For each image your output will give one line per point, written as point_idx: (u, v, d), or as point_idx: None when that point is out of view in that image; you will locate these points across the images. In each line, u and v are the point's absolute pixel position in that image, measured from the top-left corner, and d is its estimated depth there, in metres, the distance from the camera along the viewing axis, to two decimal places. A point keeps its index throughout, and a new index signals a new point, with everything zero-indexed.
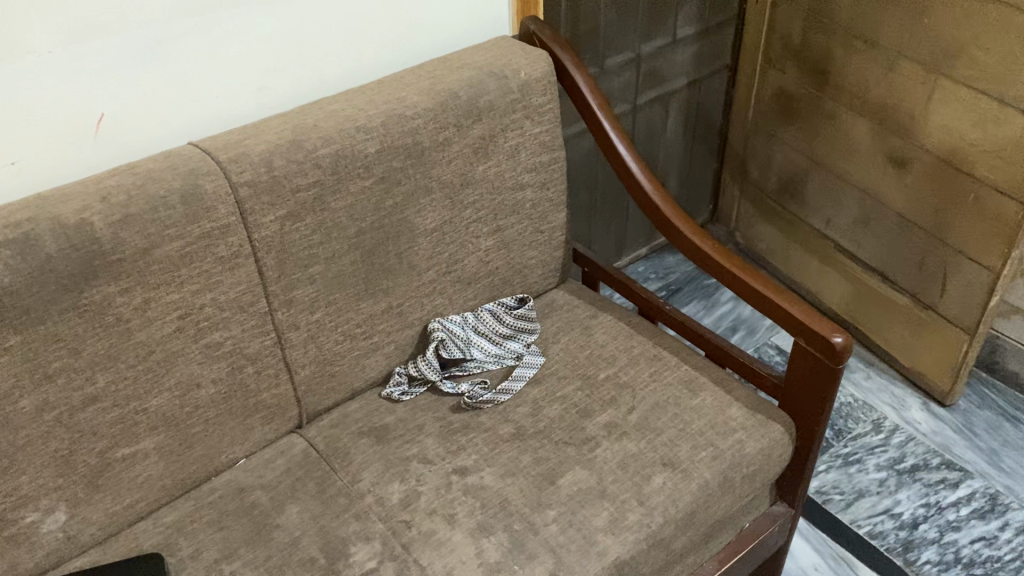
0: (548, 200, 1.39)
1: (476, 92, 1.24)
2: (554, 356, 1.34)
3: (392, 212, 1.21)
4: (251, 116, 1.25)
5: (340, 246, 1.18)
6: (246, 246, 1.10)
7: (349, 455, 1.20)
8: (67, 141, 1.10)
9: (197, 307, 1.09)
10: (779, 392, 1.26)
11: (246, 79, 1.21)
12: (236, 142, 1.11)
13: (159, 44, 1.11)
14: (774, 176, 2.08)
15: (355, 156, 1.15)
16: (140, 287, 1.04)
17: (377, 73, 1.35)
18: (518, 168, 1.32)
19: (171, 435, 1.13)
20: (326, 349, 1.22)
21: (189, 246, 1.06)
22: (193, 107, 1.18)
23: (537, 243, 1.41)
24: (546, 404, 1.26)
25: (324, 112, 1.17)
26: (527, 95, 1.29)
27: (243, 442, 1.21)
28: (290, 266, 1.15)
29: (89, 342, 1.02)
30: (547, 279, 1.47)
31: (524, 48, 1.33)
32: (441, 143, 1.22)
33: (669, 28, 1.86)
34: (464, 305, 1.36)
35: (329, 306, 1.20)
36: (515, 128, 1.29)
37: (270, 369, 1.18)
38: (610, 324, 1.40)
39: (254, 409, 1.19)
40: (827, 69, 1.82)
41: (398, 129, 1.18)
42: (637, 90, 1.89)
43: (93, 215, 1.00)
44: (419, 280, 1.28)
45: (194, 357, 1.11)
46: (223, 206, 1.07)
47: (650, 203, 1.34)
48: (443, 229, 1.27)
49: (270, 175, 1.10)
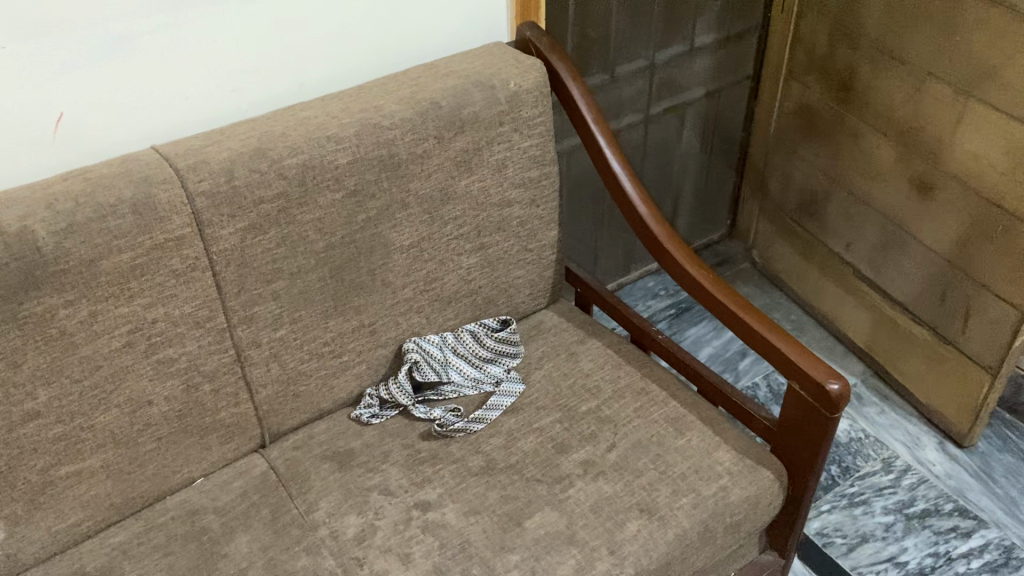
0: (537, 218, 1.31)
1: (460, 102, 1.17)
2: (535, 384, 1.27)
3: (365, 228, 1.14)
4: (225, 119, 1.19)
5: (308, 261, 1.12)
6: (203, 259, 1.04)
7: (308, 481, 1.14)
8: (25, 141, 1.05)
9: (149, 322, 1.03)
10: (771, 436, 1.18)
11: (220, 81, 1.15)
12: (197, 149, 1.05)
13: (123, 42, 1.05)
14: (794, 194, 1.98)
15: (325, 166, 1.08)
16: (86, 300, 0.98)
17: (364, 76, 1.28)
18: (505, 183, 1.25)
19: (120, 453, 1.08)
20: (290, 367, 1.16)
21: (140, 258, 1.00)
22: (162, 109, 1.13)
23: (524, 262, 1.33)
24: (521, 436, 1.19)
25: (294, 120, 1.11)
26: (515, 106, 1.21)
27: (200, 462, 1.15)
28: (251, 280, 1.08)
29: (29, 356, 0.97)
30: (535, 299, 1.39)
31: (516, 57, 1.25)
32: (419, 155, 1.15)
33: (686, 35, 1.77)
34: (443, 325, 1.29)
35: (294, 323, 1.14)
36: (502, 141, 1.22)
37: (229, 387, 1.12)
38: (598, 352, 1.32)
39: (211, 428, 1.14)
40: (852, 85, 1.72)
41: (373, 140, 1.11)
42: (650, 99, 1.81)
43: (37, 222, 0.95)
44: (394, 298, 1.21)
45: (144, 374, 1.05)
46: (178, 217, 1.01)
47: (644, 225, 1.26)
48: (421, 246, 1.21)
49: (230, 185, 1.03)
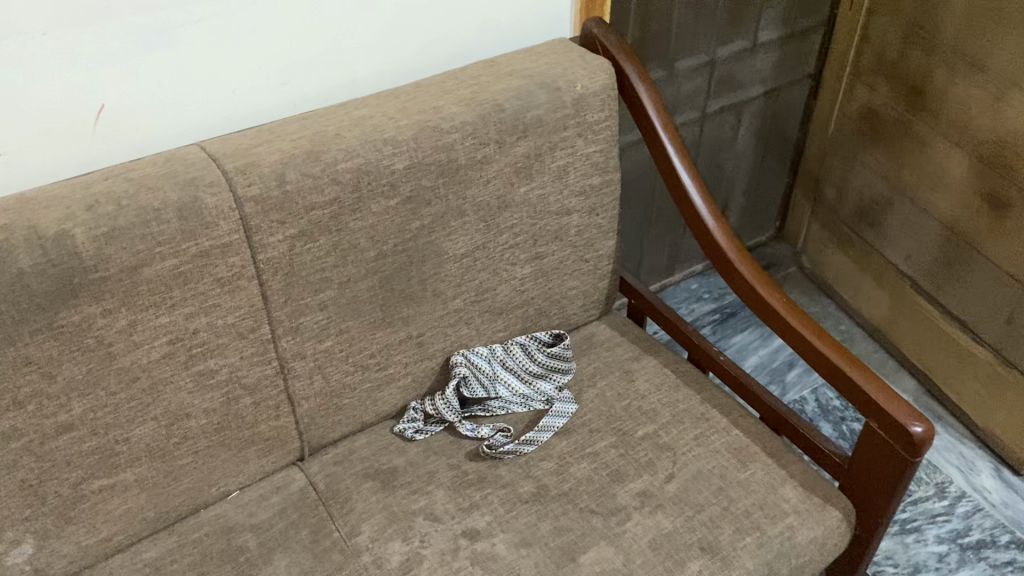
0: (596, 227, 1.24)
1: (524, 105, 1.09)
2: (588, 405, 1.20)
3: (418, 235, 1.08)
4: (272, 113, 1.12)
5: (358, 270, 1.05)
6: (250, 267, 0.98)
7: (350, 501, 1.08)
8: (62, 135, 0.98)
9: (190, 333, 0.97)
10: (841, 472, 1.11)
11: (268, 74, 1.08)
12: (247, 149, 0.98)
13: (169, 31, 0.98)
14: (851, 200, 1.89)
15: (380, 172, 1.01)
16: (125, 309, 0.92)
17: (419, 72, 1.21)
18: (565, 191, 1.17)
19: (156, 466, 1.02)
20: (334, 380, 1.10)
21: (183, 265, 0.93)
22: (206, 104, 1.06)
23: (579, 272, 1.26)
24: (574, 461, 1.12)
25: (348, 120, 1.04)
26: (581, 110, 1.13)
27: (237, 475, 1.09)
28: (299, 290, 1.02)
29: (65, 367, 0.91)
30: (588, 310, 1.32)
31: (583, 56, 1.17)
32: (479, 160, 1.08)
33: (750, 30, 1.67)
34: (492, 337, 1.22)
35: (340, 334, 1.08)
36: (565, 146, 1.14)
37: (271, 400, 1.06)
38: (654, 370, 1.25)
39: (250, 441, 1.08)
40: (923, 90, 1.62)
41: (431, 143, 1.04)
42: (708, 96, 1.72)
43: (76, 226, 0.88)
44: (444, 309, 1.15)
45: (184, 386, 1.00)
46: (225, 222, 0.94)
47: (711, 241, 1.18)
48: (475, 255, 1.14)
49: (281, 190, 0.96)
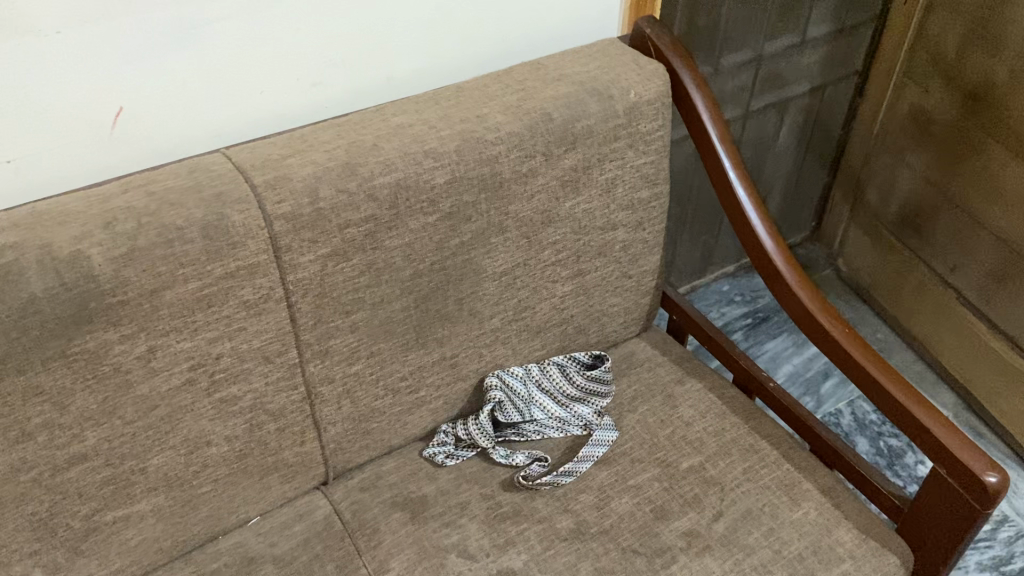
0: (641, 242, 1.16)
1: (574, 115, 1.01)
2: (629, 432, 1.14)
3: (457, 253, 1.00)
4: (302, 116, 1.04)
5: (392, 289, 0.98)
6: (278, 288, 0.90)
7: (377, 533, 1.02)
8: (77, 139, 0.91)
9: (213, 358, 0.90)
10: (900, 515, 1.04)
11: (299, 74, 1.00)
12: (277, 160, 0.91)
13: (195, 29, 0.90)
14: (896, 204, 1.81)
15: (419, 187, 0.94)
16: (144, 334, 0.85)
17: (457, 72, 1.12)
18: (612, 205, 1.10)
19: (172, 495, 0.96)
20: (362, 405, 1.03)
21: (208, 288, 0.86)
22: (233, 106, 0.98)
23: (622, 288, 1.19)
24: (615, 495, 1.06)
25: (385, 128, 0.96)
26: (634, 120, 1.05)
27: (258, 501, 1.03)
28: (329, 312, 0.95)
29: (78, 396, 0.84)
30: (628, 327, 1.25)
31: (637, 60, 1.08)
32: (524, 174, 1.00)
33: (800, 25, 1.58)
34: (529, 356, 1.15)
35: (371, 357, 1.00)
36: (615, 158, 1.06)
37: (295, 426, 1.00)
38: (698, 396, 1.18)
39: (273, 468, 1.02)
40: (982, 95, 1.52)
41: (475, 156, 0.96)
42: (752, 94, 1.63)
43: (93, 246, 0.81)
44: (480, 328, 1.08)
45: (204, 413, 0.93)
46: (253, 242, 0.87)
47: (769, 263, 1.10)
48: (515, 273, 1.06)
49: (314, 208, 0.89)
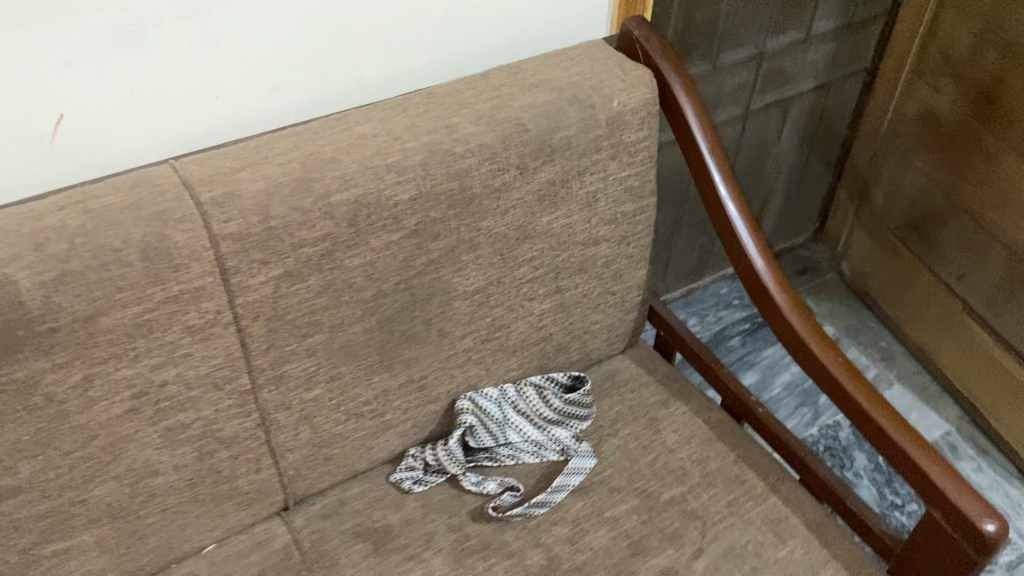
0: (625, 256, 1.09)
1: (552, 125, 0.94)
2: (608, 458, 1.08)
3: (423, 272, 0.94)
4: (262, 123, 0.97)
5: (353, 311, 0.91)
6: (226, 313, 0.84)
7: (337, 566, 0.97)
8: (14, 149, 0.84)
9: (157, 385, 0.84)
10: (892, 556, 0.98)
11: (258, 78, 0.94)
12: (227, 174, 0.84)
13: (141, 31, 0.84)
14: (902, 207, 1.73)
15: (381, 204, 0.87)
16: (79, 363, 0.79)
17: (431, 75, 1.06)
18: (593, 219, 1.03)
19: (118, 526, 0.90)
20: (323, 431, 0.97)
21: (149, 313, 0.80)
22: (186, 112, 0.92)
23: (605, 305, 1.12)
24: (591, 527, 1.00)
25: (346, 139, 0.89)
26: (617, 130, 0.98)
27: (212, 529, 0.98)
28: (284, 335, 0.89)
29: (8, 428, 0.79)
30: (612, 344, 1.18)
31: (622, 65, 1.01)
32: (497, 188, 0.93)
33: (805, 20, 1.50)
34: (504, 376, 1.09)
35: (331, 382, 0.95)
36: (596, 170, 0.99)
37: (250, 453, 0.94)
38: (683, 420, 1.12)
39: (228, 496, 0.96)
40: (996, 97, 1.44)
41: (442, 169, 0.89)
42: (752, 92, 1.55)
43: (20, 270, 0.75)
44: (451, 349, 1.02)
45: (149, 442, 0.87)
46: (197, 264, 0.81)
47: (759, 284, 1.03)
48: (487, 291, 1.00)
49: (264, 226, 0.82)
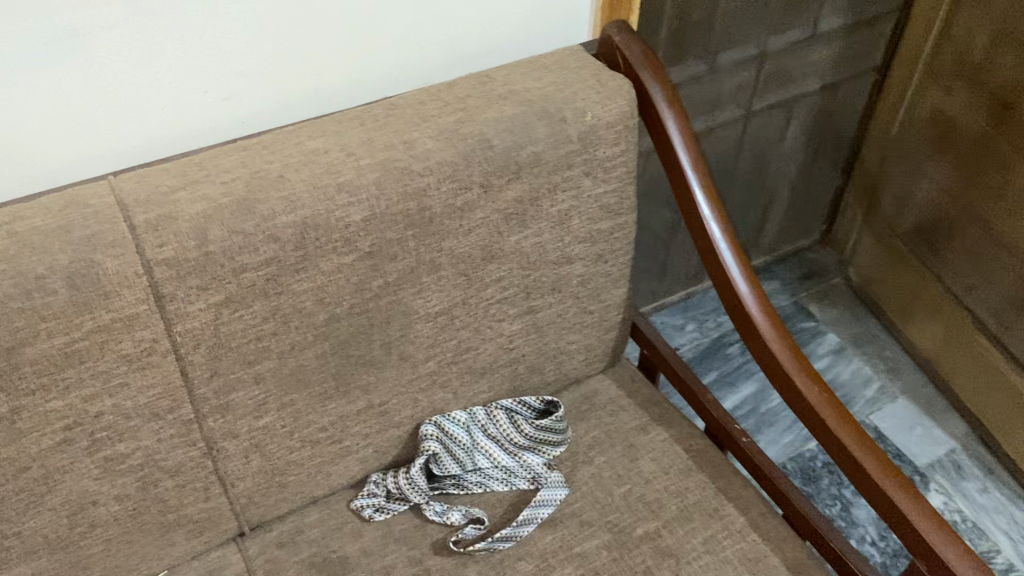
0: (603, 275, 1.03)
1: (518, 141, 0.88)
2: (580, 488, 1.02)
3: (380, 295, 0.88)
4: (214, 133, 0.92)
5: (304, 336, 0.86)
6: (164, 340, 0.80)
7: None
8: None
9: (91, 416, 0.80)
10: None
11: (207, 87, 0.88)
12: (165, 194, 0.79)
13: (76, 40, 0.78)
14: (912, 213, 1.65)
15: (331, 225, 0.82)
16: (4, 394, 0.75)
17: (398, 82, 1.00)
18: (566, 238, 0.97)
19: (57, 558, 0.86)
20: (276, 458, 0.93)
21: (78, 342, 0.76)
22: (130, 123, 0.86)
23: (582, 325, 1.06)
24: (558, 564, 0.95)
25: (297, 156, 0.84)
26: (590, 145, 0.92)
27: (161, 558, 0.93)
28: (228, 362, 0.84)
29: None
30: (591, 364, 1.13)
31: (599, 75, 0.95)
32: (459, 208, 0.88)
33: (810, 18, 1.42)
34: (473, 399, 1.04)
35: (283, 409, 0.90)
36: (569, 187, 0.93)
37: (197, 482, 0.90)
38: (662, 447, 1.06)
39: (175, 524, 0.92)
40: (1010, 102, 1.36)
41: (398, 188, 0.84)
42: (754, 93, 1.48)
43: None
44: (414, 373, 0.96)
45: (86, 473, 0.83)
46: (129, 291, 0.76)
47: (741, 310, 0.97)
48: (452, 313, 0.94)
49: (201, 251, 0.78)
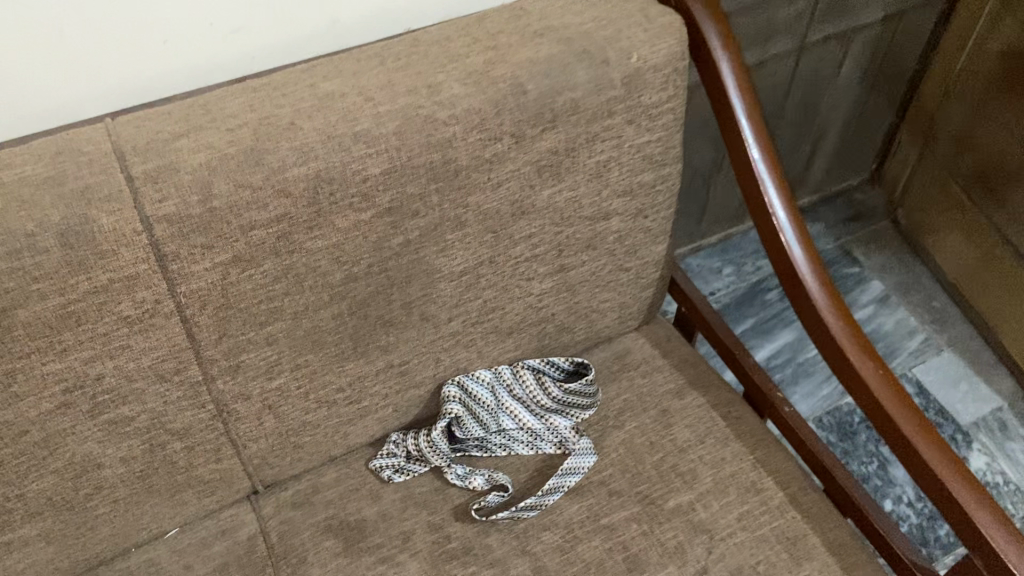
0: (643, 231, 0.95)
1: (555, 86, 0.80)
2: (610, 455, 0.97)
3: (401, 253, 0.81)
4: (221, 69, 0.84)
5: (319, 297, 0.80)
6: (167, 301, 0.74)
7: (305, 565, 0.88)
8: None
9: (92, 378, 0.75)
10: None
11: (213, 20, 0.80)
12: (166, 142, 0.72)
13: None
14: (973, 156, 1.54)
15: (347, 179, 0.75)
16: None
17: (422, 12, 0.91)
18: (604, 191, 0.89)
19: (62, 519, 0.82)
20: (290, 419, 0.88)
21: (73, 304, 0.70)
22: (129, 59, 0.79)
23: (616, 283, 0.99)
24: (584, 536, 0.90)
25: (310, 100, 0.76)
26: (635, 91, 0.83)
27: (173, 517, 0.90)
28: (236, 324, 0.78)
29: None
30: (624, 322, 1.06)
31: (646, 11, 0.86)
32: (488, 158, 0.80)
33: None
34: (499, 358, 0.98)
35: (297, 370, 0.85)
36: (609, 137, 0.85)
37: (207, 444, 0.85)
38: (697, 414, 1.00)
39: (186, 485, 0.88)
40: None
41: (420, 139, 0.76)
42: (811, 23, 1.36)
43: None
44: (437, 333, 0.90)
45: (90, 436, 0.78)
46: (128, 249, 0.70)
47: (792, 274, 0.89)
48: (477, 272, 0.87)
49: (205, 207, 0.71)
